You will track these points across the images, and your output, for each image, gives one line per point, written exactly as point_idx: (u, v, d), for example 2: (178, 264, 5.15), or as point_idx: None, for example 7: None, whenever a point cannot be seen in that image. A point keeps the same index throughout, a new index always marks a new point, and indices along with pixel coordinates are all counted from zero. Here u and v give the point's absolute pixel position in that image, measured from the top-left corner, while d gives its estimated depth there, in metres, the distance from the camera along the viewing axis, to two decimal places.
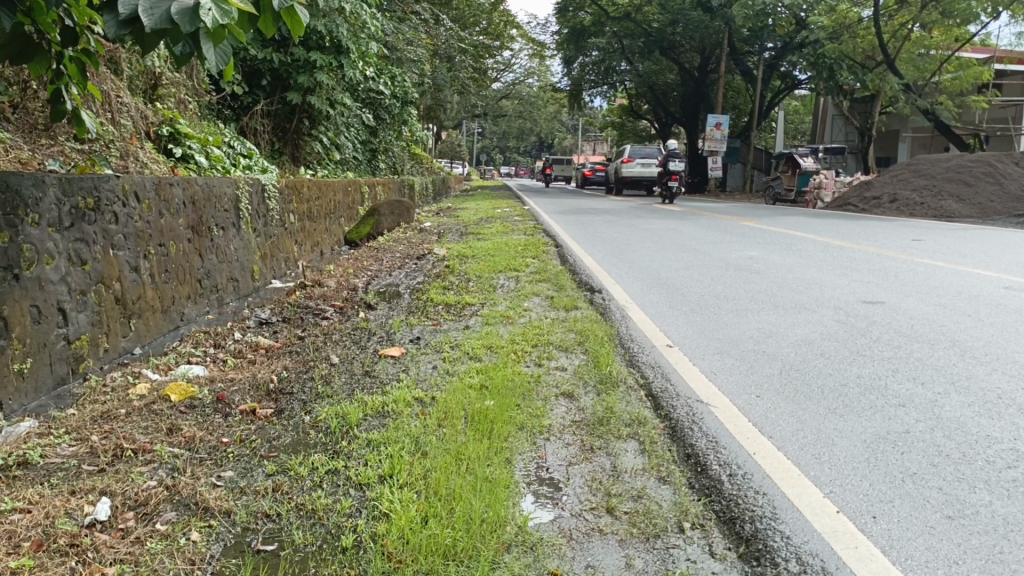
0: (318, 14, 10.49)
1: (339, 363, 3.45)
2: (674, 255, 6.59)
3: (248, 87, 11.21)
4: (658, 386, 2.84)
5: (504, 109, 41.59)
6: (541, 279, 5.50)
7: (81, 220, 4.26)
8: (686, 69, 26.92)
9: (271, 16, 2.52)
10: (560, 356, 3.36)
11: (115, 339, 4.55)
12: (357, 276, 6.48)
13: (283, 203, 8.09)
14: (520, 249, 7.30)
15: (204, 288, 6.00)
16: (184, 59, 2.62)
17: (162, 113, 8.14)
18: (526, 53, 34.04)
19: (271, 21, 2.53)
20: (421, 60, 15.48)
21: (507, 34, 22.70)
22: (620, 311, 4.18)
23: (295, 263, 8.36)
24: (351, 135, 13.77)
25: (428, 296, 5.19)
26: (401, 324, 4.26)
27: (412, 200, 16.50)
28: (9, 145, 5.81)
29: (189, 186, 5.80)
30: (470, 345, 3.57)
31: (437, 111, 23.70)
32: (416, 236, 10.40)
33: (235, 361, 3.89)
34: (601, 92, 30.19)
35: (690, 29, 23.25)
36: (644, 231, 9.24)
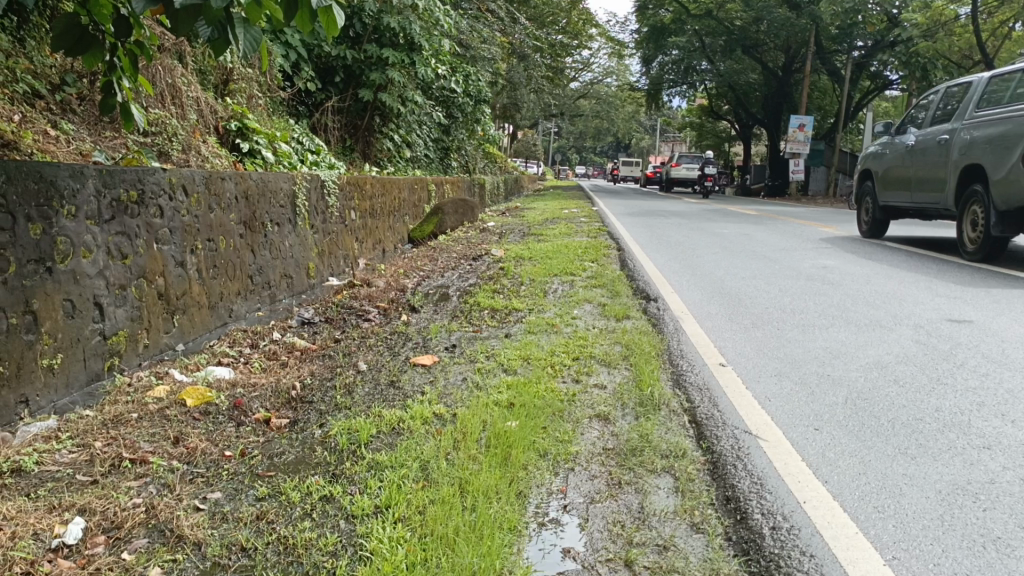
0: (391, 11, 10.48)
1: (366, 370, 3.27)
2: (741, 263, 6.20)
3: (322, 84, 11.21)
4: (703, 411, 2.54)
5: (582, 108, 41.14)
6: (596, 285, 5.23)
7: (123, 213, 4.19)
8: (768, 69, 26.11)
9: (307, 13, 2.61)
10: (602, 372, 3.08)
11: (156, 335, 4.48)
12: (409, 276, 6.33)
13: (345, 200, 8.02)
14: (579, 251, 7.01)
15: (256, 284, 5.93)
16: (220, 48, 2.80)
17: (232, 108, 8.16)
18: (605, 52, 33.55)
19: (307, 18, 2.62)
20: (495, 58, 15.33)
21: (586, 33, 22.39)
22: (674, 323, 3.86)
23: (354, 261, 8.27)
24: (422, 133, 13.71)
25: (475, 300, 4.98)
26: (440, 330, 4.06)
27: (482, 199, 16.37)
28: (71, 136, 5.86)
29: (243, 181, 5.72)
30: (506, 356, 3.35)
31: (513, 111, 23.58)
32: (478, 236, 10.21)
33: (266, 364, 3.75)
34: (680, 92, 29.51)
35: (774, 27, 22.50)
36: (713, 235, 8.82)
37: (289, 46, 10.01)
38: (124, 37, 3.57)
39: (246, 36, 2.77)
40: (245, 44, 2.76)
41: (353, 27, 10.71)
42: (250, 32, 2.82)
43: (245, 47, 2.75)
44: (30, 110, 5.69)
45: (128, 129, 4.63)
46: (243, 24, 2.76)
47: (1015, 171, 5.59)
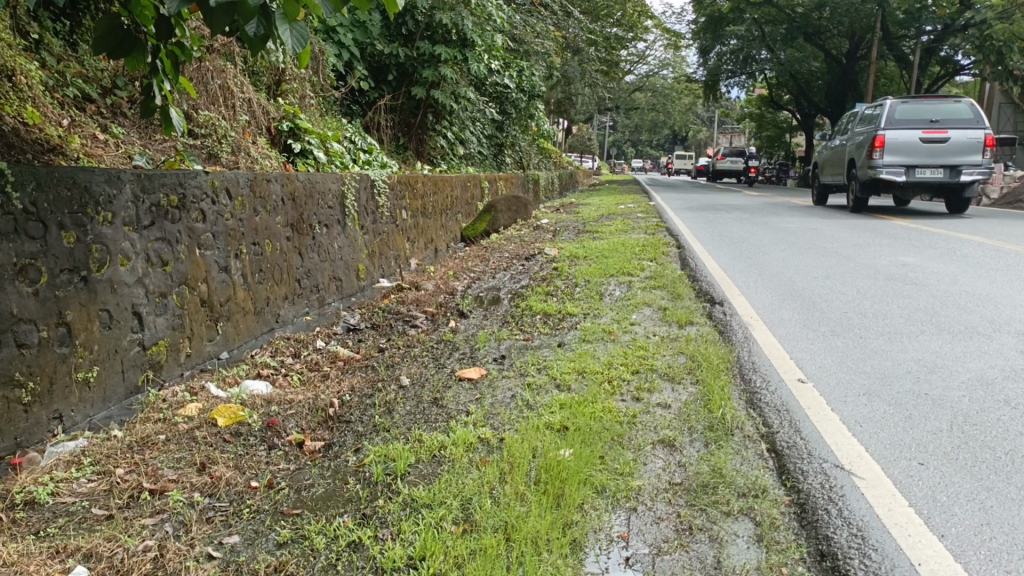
0: (443, 7, 10.27)
1: (409, 386, 3.03)
2: (812, 261, 5.81)
3: (374, 83, 11.06)
4: (783, 437, 2.23)
5: (637, 101, 40.45)
6: (656, 287, 4.93)
7: (163, 218, 4.05)
8: (831, 56, 25.22)
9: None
10: (665, 389, 2.80)
11: (199, 343, 4.35)
12: (459, 278, 6.11)
13: (395, 199, 7.84)
14: (636, 250, 6.70)
15: (304, 288, 5.78)
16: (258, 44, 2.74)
17: (284, 108, 8.06)
18: (661, 44, 32.88)
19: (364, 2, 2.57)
20: (547, 52, 15.05)
21: (642, 25, 21.87)
22: (744, 330, 3.55)
23: (406, 261, 8.09)
24: (475, 129, 13.50)
25: (527, 304, 4.72)
26: (489, 338, 3.82)
27: (536, 196, 16.08)
28: (120, 140, 5.79)
29: (290, 182, 5.57)
30: (559, 369, 3.09)
31: (567, 107, 23.18)
32: (530, 234, 9.94)
33: (306, 377, 3.56)
34: (739, 83, 28.73)
35: (837, 14, 21.67)
36: (779, 230, 8.37)
37: (342, 45, 9.90)
38: (165, 39, 3.43)
39: (289, 33, 2.64)
40: (287, 40, 2.63)
41: (405, 25, 10.55)
42: (293, 27, 2.67)
43: (286, 43, 2.62)
44: (79, 114, 5.63)
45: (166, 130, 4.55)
46: (285, 21, 2.61)
47: (865, 161, 10.52)
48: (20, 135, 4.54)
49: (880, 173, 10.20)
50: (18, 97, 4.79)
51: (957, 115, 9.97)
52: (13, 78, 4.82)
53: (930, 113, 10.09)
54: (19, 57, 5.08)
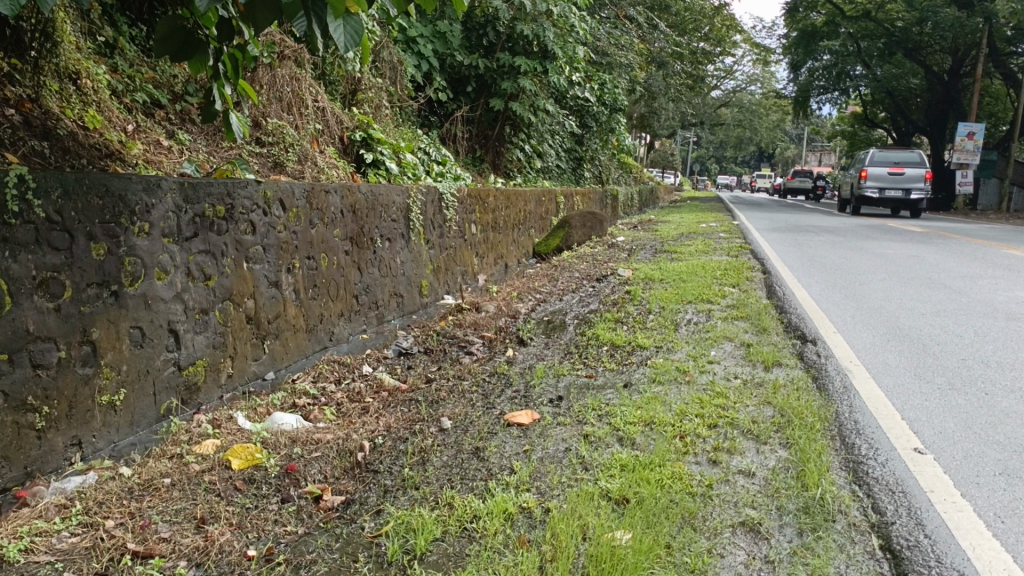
0: (525, 18, 9.94)
1: (450, 431, 2.66)
2: (917, 294, 5.20)
3: (452, 94, 10.80)
4: (901, 534, 1.76)
5: (723, 116, 39.40)
6: (739, 318, 4.45)
7: (208, 229, 3.81)
8: (931, 73, 23.94)
9: None
10: (749, 452, 2.35)
11: (243, 363, 4.10)
12: (523, 299, 5.74)
13: (464, 213, 7.53)
14: (717, 274, 6.19)
15: (362, 304, 5.51)
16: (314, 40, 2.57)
17: (357, 117, 7.84)
18: (749, 58, 31.95)
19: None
20: (632, 65, 14.58)
21: (730, 39, 21.12)
22: (841, 377, 3.06)
23: (473, 277, 7.77)
24: (553, 142, 13.14)
25: (595, 332, 4.30)
26: (547, 373, 3.43)
27: (614, 211, 15.66)
28: (186, 146, 5.62)
29: (350, 194, 5.30)
30: (623, 418, 2.67)
31: (650, 121, 22.59)
32: (604, 252, 9.44)
33: (344, 410, 3.24)
34: (830, 99, 27.57)
35: (939, 28, 20.50)
36: (875, 257, 7.71)
37: (421, 56, 9.73)
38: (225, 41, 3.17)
39: (341, 30, 2.35)
40: (338, 36, 2.33)
41: (485, 35, 10.30)
42: (347, 21, 2.38)
43: (338, 41, 2.32)
44: (146, 120, 5.50)
45: (226, 136, 4.37)
46: (331, 14, 2.32)
47: (857, 185, 16.08)
48: (79, 140, 4.29)
49: (865, 191, 15.76)
50: (81, 101, 4.63)
51: (912, 160, 15.79)
52: (78, 80, 4.67)
53: (895, 158, 15.88)
54: (87, 60, 4.96)
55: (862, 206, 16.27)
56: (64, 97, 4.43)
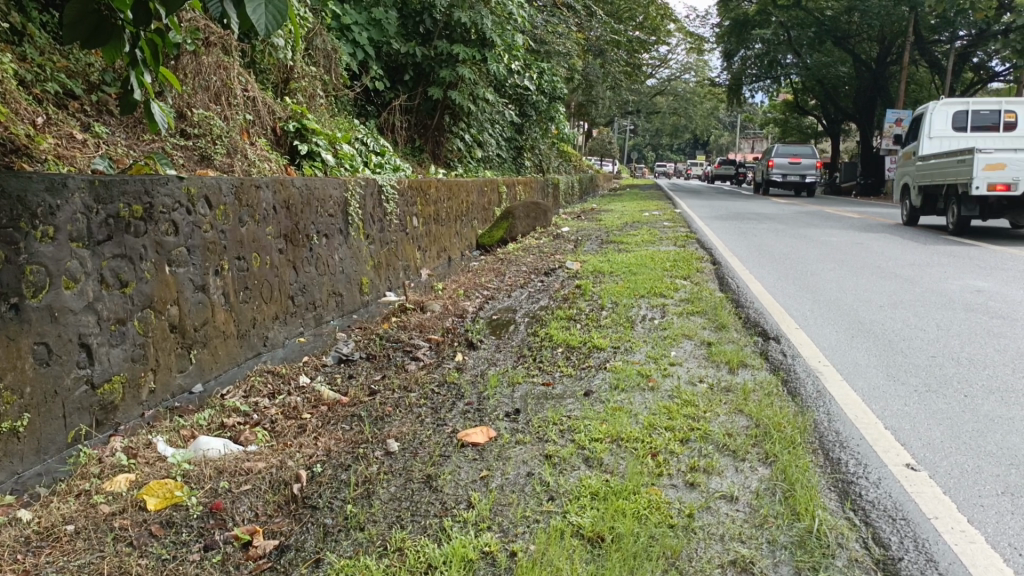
0: (462, 5, 9.62)
1: (398, 454, 2.40)
2: (871, 284, 5.14)
3: (390, 82, 10.42)
4: (912, 572, 1.59)
5: (659, 104, 39.70)
6: (696, 313, 4.28)
7: (124, 231, 3.45)
8: (860, 60, 24.40)
9: None
10: (728, 472, 2.16)
11: (167, 376, 3.75)
12: (469, 296, 5.49)
13: (405, 206, 7.22)
14: (667, 265, 6.04)
15: (298, 305, 5.18)
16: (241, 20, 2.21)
17: (291, 107, 7.45)
18: (683, 47, 32.15)
19: None
20: (570, 53, 14.38)
21: (664, 28, 21.06)
22: (812, 380, 2.91)
23: (416, 271, 7.47)
24: (494, 132, 12.90)
25: (548, 332, 4.08)
26: (501, 381, 3.18)
27: (555, 200, 15.47)
28: (103, 140, 5.19)
29: (283, 188, 4.96)
30: (589, 435, 2.45)
31: (588, 109, 22.48)
32: (549, 243, 9.24)
33: (278, 429, 2.95)
34: (763, 87, 27.93)
35: (868, 17, 20.82)
36: (821, 245, 7.70)
37: (356, 44, 9.34)
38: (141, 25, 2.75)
39: (261, 10, 1.98)
40: (254, 14, 1.96)
41: (422, 23, 9.96)
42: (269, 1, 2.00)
43: (253, 21, 1.96)
44: (58, 111, 5.05)
45: (146, 128, 3.98)
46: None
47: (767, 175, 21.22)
48: None
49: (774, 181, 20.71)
50: None
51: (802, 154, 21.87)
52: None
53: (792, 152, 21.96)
54: None
55: (772, 185, 21.73)
56: None
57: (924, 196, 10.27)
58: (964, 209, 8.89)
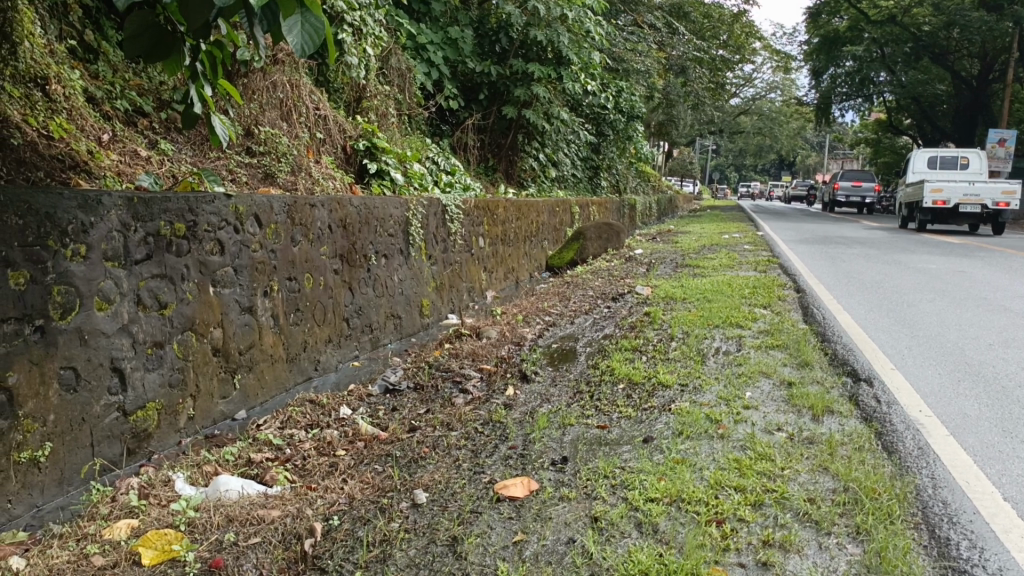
0: (539, 23, 9.39)
1: (425, 508, 2.13)
2: (974, 318, 4.67)
3: (464, 101, 10.27)
4: None
5: (742, 124, 38.77)
6: (775, 348, 3.89)
7: (165, 250, 3.22)
8: (958, 77, 23.14)
9: None
10: (809, 550, 1.81)
11: (208, 403, 3.50)
12: (530, 323, 5.21)
13: (471, 226, 7.01)
14: (744, 292, 5.63)
15: (353, 328, 4.99)
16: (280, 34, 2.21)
17: (361, 126, 7.32)
18: (769, 65, 31.30)
19: None
20: (650, 71, 13.99)
21: (750, 46, 20.41)
22: (912, 436, 2.53)
23: (480, 294, 7.24)
24: (570, 150, 12.64)
25: (609, 365, 3.75)
26: (550, 423, 2.88)
27: (631, 221, 15.12)
28: (169, 156, 5.07)
29: (340, 207, 4.79)
30: (642, 494, 2.13)
31: (669, 128, 22.00)
32: (620, 266, 8.85)
33: (307, 467, 2.73)
34: (853, 106, 26.85)
35: (967, 31, 19.67)
36: (915, 272, 7.18)
37: (431, 63, 9.23)
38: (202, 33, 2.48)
39: (297, 30, 1.97)
40: (289, 36, 1.94)
41: (498, 41, 9.77)
42: (305, 19, 1.98)
43: (288, 44, 1.93)
44: (126, 128, 4.96)
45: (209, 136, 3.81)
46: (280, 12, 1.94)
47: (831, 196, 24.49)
48: (39, 150, 3.71)
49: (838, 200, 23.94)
50: (49, 108, 4.06)
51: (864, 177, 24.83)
52: (45, 85, 4.09)
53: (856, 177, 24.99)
54: (60, 62, 4.41)
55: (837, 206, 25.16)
56: (28, 103, 3.84)
57: (907, 208, 15.17)
58: (923, 216, 13.91)
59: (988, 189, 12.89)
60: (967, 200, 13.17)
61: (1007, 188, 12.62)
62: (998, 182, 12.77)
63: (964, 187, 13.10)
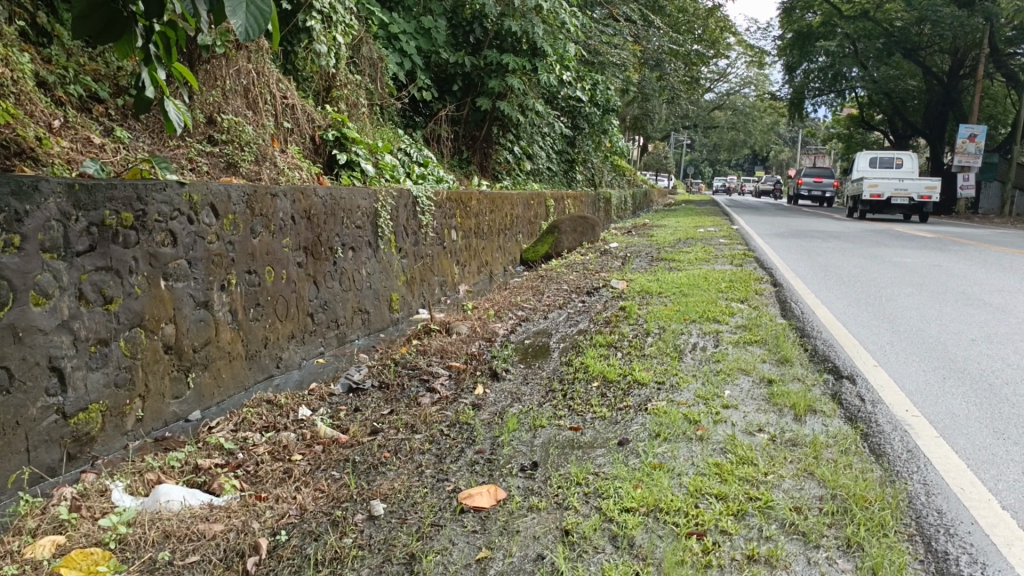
0: (513, 13, 9.18)
1: (382, 521, 1.96)
2: (953, 312, 4.58)
3: (438, 92, 10.05)
4: None
5: (716, 120, 38.88)
6: (755, 343, 3.76)
7: (111, 241, 3.00)
8: (929, 73, 23.29)
9: None
10: (798, 567, 1.66)
11: (160, 402, 3.29)
12: (502, 318, 5.04)
13: (443, 217, 6.82)
14: (722, 286, 5.51)
15: (318, 323, 4.79)
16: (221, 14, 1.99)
17: (331, 115, 7.09)
18: (743, 61, 31.34)
19: None
20: (626, 64, 13.85)
21: (724, 41, 20.35)
22: (901, 438, 2.40)
23: (453, 288, 7.06)
24: (545, 144, 12.47)
25: (584, 363, 3.59)
26: (520, 425, 2.71)
27: (607, 215, 15.03)
28: (126, 144, 4.82)
29: (304, 197, 4.58)
30: (617, 504, 1.97)
31: (644, 122, 21.91)
32: (596, 260, 8.69)
33: (260, 474, 2.54)
34: (826, 101, 26.97)
35: (938, 27, 19.74)
36: (891, 266, 7.12)
37: (403, 53, 9.01)
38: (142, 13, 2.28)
39: (241, 10, 1.74)
40: (233, 16, 1.72)
41: (473, 32, 9.55)
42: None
43: (233, 24, 1.71)
44: (80, 114, 4.70)
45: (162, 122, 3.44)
46: None
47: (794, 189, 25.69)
48: None
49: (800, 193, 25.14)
50: None
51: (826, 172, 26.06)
52: None
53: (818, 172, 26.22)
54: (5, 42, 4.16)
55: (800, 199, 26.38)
56: None
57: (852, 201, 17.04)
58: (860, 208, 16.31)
59: (914, 184, 15.37)
60: (898, 193, 15.63)
61: (928, 184, 15.15)
62: (922, 179, 15.25)
63: (896, 183, 15.55)
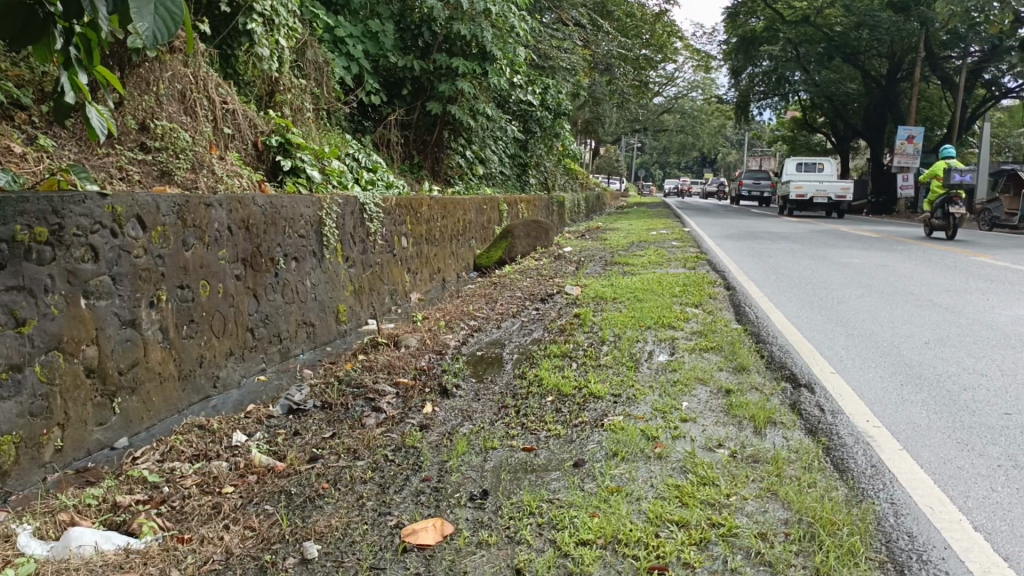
0: (461, 16, 9.01)
1: (317, 565, 1.79)
2: (905, 314, 4.55)
3: (387, 97, 9.82)
4: None
5: (666, 123, 39.22)
6: (711, 351, 3.65)
7: (24, 258, 2.75)
8: (870, 76, 23.74)
9: None
10: None
11: (82, 430, 3.04)
12: (452, 328, 4.87)
13: (393, 224, 6.62)
14: (676, 290, 5.42)
15: (260, 338, 4.57)
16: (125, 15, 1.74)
17: (274, 121, 6.84)
18: (690, 65, 31.64)
19: None
20: (575, 68, 13.77)
21: (671, 45, 20.46)
22: (865, 452, 2.30)
23: (404, 296, 6.86)
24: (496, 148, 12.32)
25: (538, 375, 3.44)
26: (472, 447, 2.55)
27: (560, 219, 14.95)
28: (51, 152, 4.54)
29: (241, 206, 4.36)
30: (572, 536, 1.82)
31: (596, 126, 21.93)
32: (549, 265, 8.57)
33: (187, 510, 2.33)
34: (772, 104, 27.34)
35: (876, 32, 20.11)
36: (841, 266, 7.13)
37: (350, 57, 8.79)
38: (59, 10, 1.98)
39: (147, 13, 1.50)
40: (140, 19, 1.47)
41: (421, 36, 9.35)
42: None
43: (137, 27, 1.45)
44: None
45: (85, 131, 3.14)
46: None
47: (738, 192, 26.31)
48: None
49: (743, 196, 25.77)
50: None
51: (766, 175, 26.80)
52: None
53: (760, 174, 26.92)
54: None
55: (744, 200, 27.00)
56: None
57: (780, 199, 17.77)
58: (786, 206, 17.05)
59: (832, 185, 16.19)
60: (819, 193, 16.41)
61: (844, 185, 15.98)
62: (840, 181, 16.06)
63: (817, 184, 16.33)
